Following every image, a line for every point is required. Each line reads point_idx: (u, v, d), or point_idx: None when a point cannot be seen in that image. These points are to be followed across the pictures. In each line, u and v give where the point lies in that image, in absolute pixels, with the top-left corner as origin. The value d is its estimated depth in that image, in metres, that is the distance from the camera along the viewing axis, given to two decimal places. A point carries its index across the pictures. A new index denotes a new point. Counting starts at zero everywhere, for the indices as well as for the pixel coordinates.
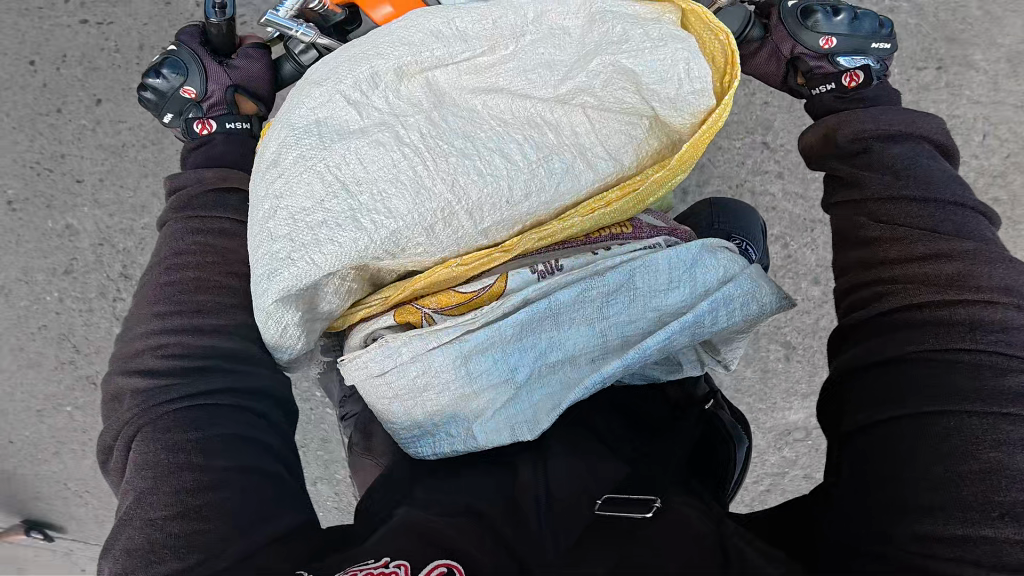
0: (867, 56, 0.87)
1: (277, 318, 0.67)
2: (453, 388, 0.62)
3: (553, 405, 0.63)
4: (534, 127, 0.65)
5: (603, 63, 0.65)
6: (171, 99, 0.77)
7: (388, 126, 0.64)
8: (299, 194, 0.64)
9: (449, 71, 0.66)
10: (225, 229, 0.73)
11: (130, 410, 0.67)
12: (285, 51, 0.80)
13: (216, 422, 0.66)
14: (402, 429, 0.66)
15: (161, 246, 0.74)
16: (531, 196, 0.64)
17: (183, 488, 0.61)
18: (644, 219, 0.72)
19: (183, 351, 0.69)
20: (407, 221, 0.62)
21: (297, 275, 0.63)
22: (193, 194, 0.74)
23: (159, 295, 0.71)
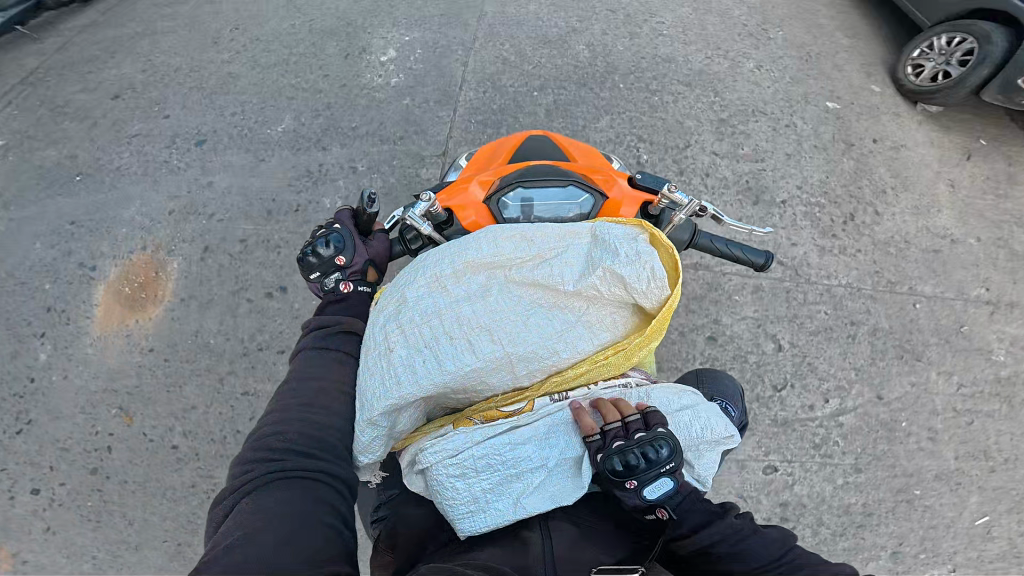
0: (664, 480, 0.95)
1: (372, 428, 1.00)
2: (507, 465, 0.96)
3: (572, 480, 0.97)
4: (559, 308, 1.02)
5: (602, 270, 1.01)
6: (325, 263, 1.12)
7: (468, 303, 1.01)
8: (406, 345, 0.99)
9: (508, 269, 1.04)
10: (344, 360, 1.08)
11: (250, 473, 0.94)
12: (401, 237, 1.19)
13: (313, 489, 0.93)
14: (462, 501, 0.95)
15: (299, 363, 1.08)
16: (555, 353, 1.01)
17: (282, 528, 0.86)
18: (632, 374, 1.15)
19: (297, 437, 0.98)
20: (476, 364, 0.98)
21: (401, 398, 0.97)
22: (333, 332, 1.09)
23: (294, 395, 1.04)
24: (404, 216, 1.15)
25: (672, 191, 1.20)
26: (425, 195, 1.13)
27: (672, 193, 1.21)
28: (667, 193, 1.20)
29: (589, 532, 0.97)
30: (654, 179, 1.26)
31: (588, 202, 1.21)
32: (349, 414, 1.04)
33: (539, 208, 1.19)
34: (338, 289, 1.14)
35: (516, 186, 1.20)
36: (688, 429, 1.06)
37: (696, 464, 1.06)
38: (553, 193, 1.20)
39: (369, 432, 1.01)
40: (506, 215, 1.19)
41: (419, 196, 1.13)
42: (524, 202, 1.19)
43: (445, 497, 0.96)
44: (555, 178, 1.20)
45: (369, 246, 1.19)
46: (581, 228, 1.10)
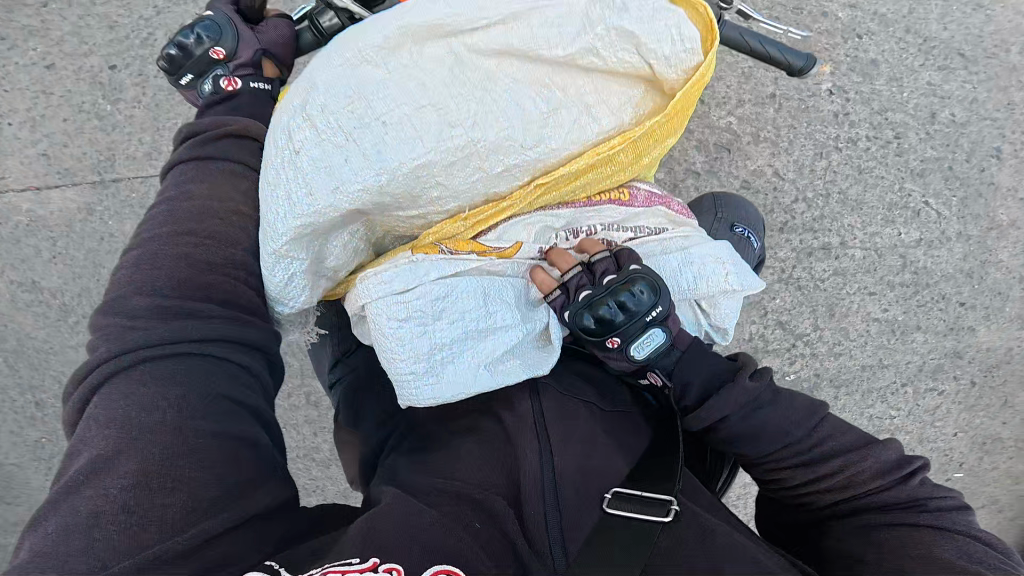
0: (652, 329, 0.69)
1: (287, 263, 0.69)
2: (473, 317, 0.68)
3: (550, 345, 0.73)
4: (545, 86, 0.69)
5: (607, 25, 0.67)
6: (194, 58, 0.78)
7: (411, 74, 0.67)
8: (320, 138, 0.66)
9: (467, 19, 0.67)
10: (236, 171, 0.71)
11: (103, 351, 0.62)
12: (309, 21, 0.83)
13: (207, 377, 0.63)
14: (407, 370, 0.67)
15: (168, 183, 0.71)
16: (541, 143, 0.68)
17: (157, 451, 0.58)
18: (640, 185, 0.82)
19: (174, 290, 0.65)
20: (425, 159, 0.65)
21: (315, 216, 0.65)
22: (212, 137, 0.72)
23: (158, 223, 0.68)
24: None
25: None
26: None
27: None
28: None
29: (600, 436, 0.72)
30: None
31: None
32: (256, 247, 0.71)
33: None
34: (219, 89, 0.76)
35: None
36: (693, 273, 0.74)
37: (713, 313, 0.77)
38: None
39: (282, 265, 0.69)
40: None
41: None
42: None
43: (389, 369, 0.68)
44: None
45: (260, 35, 0.83)
46: None
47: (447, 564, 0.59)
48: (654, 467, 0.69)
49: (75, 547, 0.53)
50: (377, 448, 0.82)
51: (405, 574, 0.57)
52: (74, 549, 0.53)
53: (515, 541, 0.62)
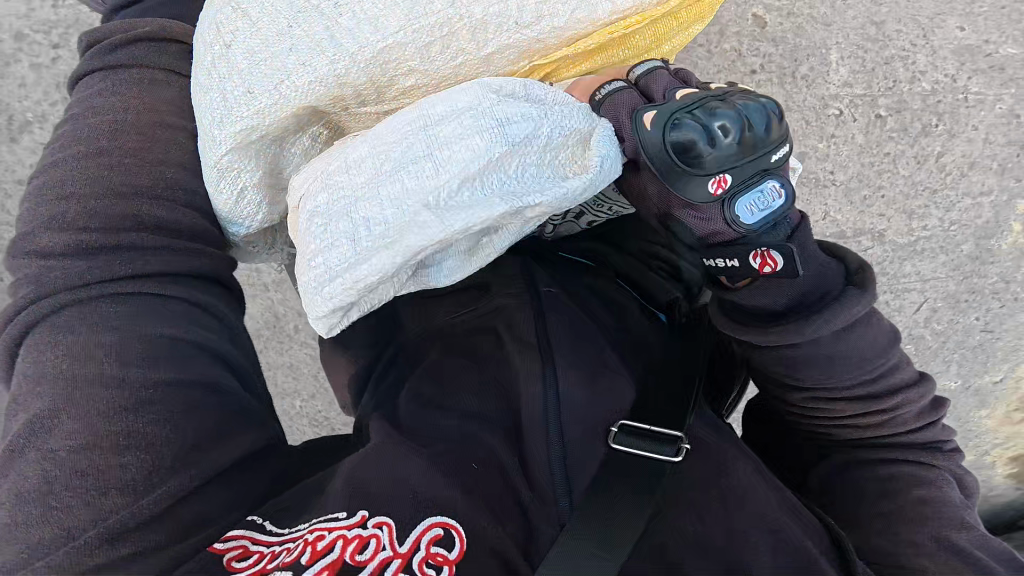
0: (765, 180, 0.49)
1: (231, 178, 0.53)
2: (411, 140, 0.44)
3: (550, 179, 0.45)
4: None
5: None
6: None
7: None
8: (260, 26, 0.51)
9: None
10: (159, 79, 0.55)
11: (24, 291, 0.48)
12: None
13: (150, 315, 0.48)
14: (318, 230, 0.44)
15: (74, 101, 0.54)
16: (543, 20, 0.54)
17: (92, 410, 0.44)
18: None
19: (87, 212, 0.48)
20: (395, 39, 0.51)
21: (256, 122, 0.50)
22: (119, 41, 0.55)
23: (65, 140, 0.51)
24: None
25: None
26: None
27: None
28: None
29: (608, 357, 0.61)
30: None
31: None
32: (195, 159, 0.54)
33: None
34: None
35: None
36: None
37: None
38: None
39: (223, 181, 0.53)
40: None
41: None
42: None
43: (299, 240, 0.46)
44: None
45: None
46: None
47: (442, 516, 0.48)
48: (667, 391, 0.58)
49: (14, 533, 0.41)
50: (362, 379, 0.71)
51: (398, 529, 0.46)
52: (13, 534, 0.41)
53: (519, 499, 0.51)
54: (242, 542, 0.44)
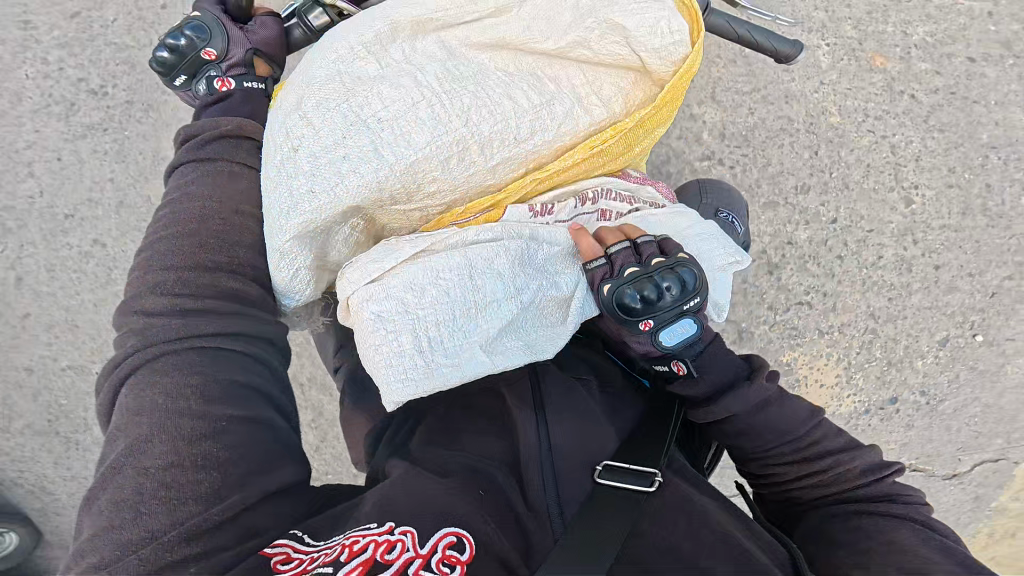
0: (681, 320, 0.69)
1: (289, 259, 0.69)
2: (467, 294, 0.65)
3: (547, 329, 0.71)
4: (538, 80, 0.72)
5: (597, 19, 0.71)
6: (186, 59, 0.75)
7: (407, 72, 0.70)
8: (320, 134, 0.68)
9: (459, 29, 0.73)
10: (236, 172, 0.71)
11: (132, 347, 0.65)
12: (297, 16, 0.80)
13: (225, 367, 0.65)
14: (391, 335, 0.63)
15: (172, 189, 0.72)
16: (535, 134, 0.70)
17: (182, 436, 0.61)
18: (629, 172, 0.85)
19: (183, 285, 0.66)
20: (423, 151, 0.66)
21: (315, 213, 0.67)
22: (207, 139, 0.72)
23: (164, 223, 0.69)
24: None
25: None
26: None
27: None
28: None
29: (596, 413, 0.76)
30: None
31: None
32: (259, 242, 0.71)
33: None
34: (214, 91, 0.76)
35: None
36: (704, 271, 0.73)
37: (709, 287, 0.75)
38: None
39: (284, 263, 0.70)
40: None
41: None
42: None
43: (360, 330, 0.64)
44: None
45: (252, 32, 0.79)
46: None
47: (455, 527, 0.60)
48: (644, 438, 0.74)
49: (115, 531, 0.56)
50: (377, 432, 0.85)
51: (419, 535, 0.59)
52: (114, 529, 0.57)
53: (515, 509, 0.65)
54: (285, 549, 0.59)
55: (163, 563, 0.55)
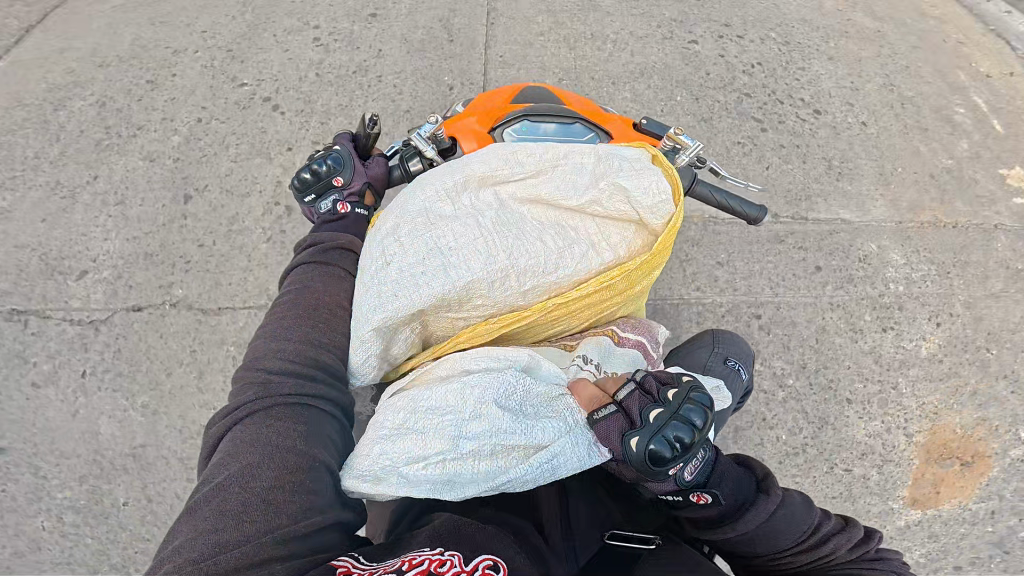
0: (694, 455, 0.81)
1: (365, 346, 0.98)
2: (424, 424, 0.85)
3: (486, 477, 0.83)
4: (563, 228, 1.00)
5: (608, 184, 0.99)
6: (322, 182, 1.13)
7: (472, 215, 0.97)
8: (406, 255, 0.95)
9: (510, 186, 1.01)
10: (342, 275, 1.07)
11: (252, 397, 0.92)
12: (401, 163, 1.20)
13: (319, 421, 0.93)
14: (373, 442, 0.88)
15: (297, 277, 1.06)
16: (558, 270, 0.98)
17: (287, 465, 0.84)
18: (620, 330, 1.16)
19: (298, 355, 0.96)
20: (478, 275, 0.93)
21: (396, 311, 0.94)
22: (327, 246, 1.09)
23: (289, 306, 1.02)
24: (410, 139, 1.18)
25: (676, 133, 1.24)
26: (433, 117, 1.16)
27: (677, 136, 1.25)
28: (671, 134, 1.25)
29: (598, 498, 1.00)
30: (660, 130, 1.32)
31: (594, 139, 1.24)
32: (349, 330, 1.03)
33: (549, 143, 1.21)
34: (334, 208, 1.15)
35: (519, 121, 1.22)
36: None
37: None
38: (538, 130, 1.22)
39: (362, 348, 0.98)
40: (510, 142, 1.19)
41: (427, 118, 1.16)
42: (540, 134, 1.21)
43: (367, 434, 0.91)
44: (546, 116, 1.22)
45: (369, 169, 1.19)
46: (582, 150, 1.05)
47: (489, 556, 0.80)
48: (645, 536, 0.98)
49: (219, 533, 0.76)
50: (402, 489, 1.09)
51: (462, 558, 0.79)
52: (219, 531, 0.76)
53: (540, 551, 0.87)
54: (346, 565, 0.78)
55: (253, 559, 0.74)
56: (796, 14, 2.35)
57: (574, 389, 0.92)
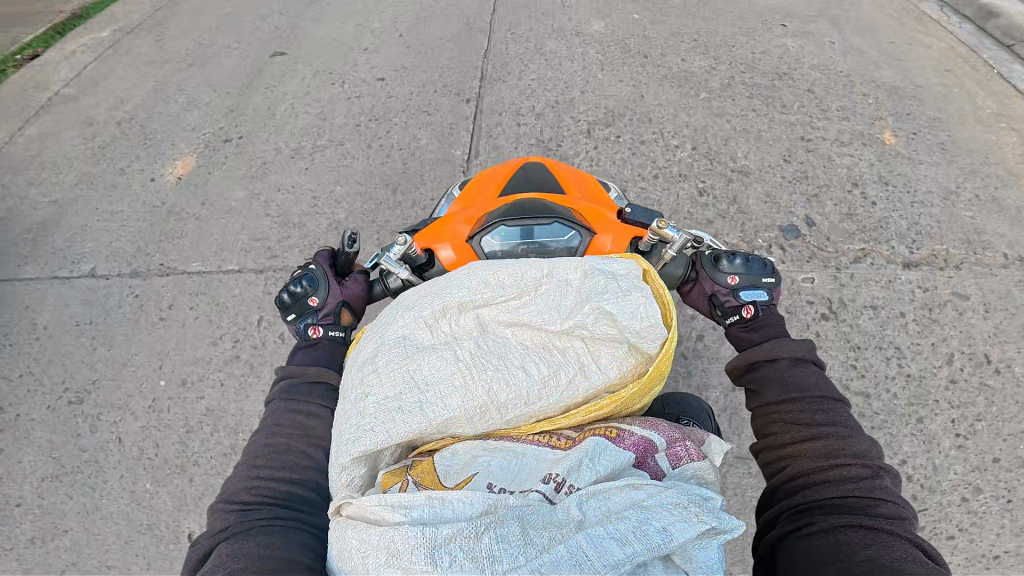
0: (751, 287, 1.27)
1: (347, 473, 0.93)
2: (356, 560, 0.77)
3: None
4: (548, 350, 0.97)
5: (592, 308, 0.96)
6: (299, 302, 1.24)
7: (449, 346, 0.95)
8: (383, 387, 0.93)
9: (491, 310, 0.99)
10: (312, 411, 1.07)
11: (230, 520, 0.91)
12: (380, 280, 1.29)
13: (296, 532, 0.90)
14: (331, 564, 0.84)
15: (267, 418, 1.08)
16: (542, 398, 0.95)
17: (266, 566, 0.83)
18: (624, 426, 1.01)
19: (270, 491, 0.96)
20: (456, 409, 0.91)
21: (374, 446, 0.90)
22: (299, 379, 1.12)
23: (262, 443, 1.03)
24: (382, 261, 1.22)
25: (659, 227, 1.18)
26: (402, 238, 1.20)
27: (661, 229, 1.19)
28: (654, 229, 1.18)
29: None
30: (647, 216, 1.27)
31: (576, 236, 1.22)
32: (322, 464, 1.02)
33: (528, 245, 1.21)
34: (308, 332, 1.23)
35: (499, 225, 1.21)
36: (658, 528, 0.76)
37: (688, 564, 0.78)
38: (521, 232, 1.21)
39: (342, 477, 0.93)
40: (487, 252, 1.21)
41: (396, 239, 1.20)
42: (514, 242, 1.21)
43: (327, 554, 0.85)
44: (529, 218, 1.21)
45: (345, 288, 1.28)
46: (567, 264, 1.02)
47: None
48: None
49: None
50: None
51: None
52: None
53: None
54: None
55: None
56: (742, 181, 2.24)
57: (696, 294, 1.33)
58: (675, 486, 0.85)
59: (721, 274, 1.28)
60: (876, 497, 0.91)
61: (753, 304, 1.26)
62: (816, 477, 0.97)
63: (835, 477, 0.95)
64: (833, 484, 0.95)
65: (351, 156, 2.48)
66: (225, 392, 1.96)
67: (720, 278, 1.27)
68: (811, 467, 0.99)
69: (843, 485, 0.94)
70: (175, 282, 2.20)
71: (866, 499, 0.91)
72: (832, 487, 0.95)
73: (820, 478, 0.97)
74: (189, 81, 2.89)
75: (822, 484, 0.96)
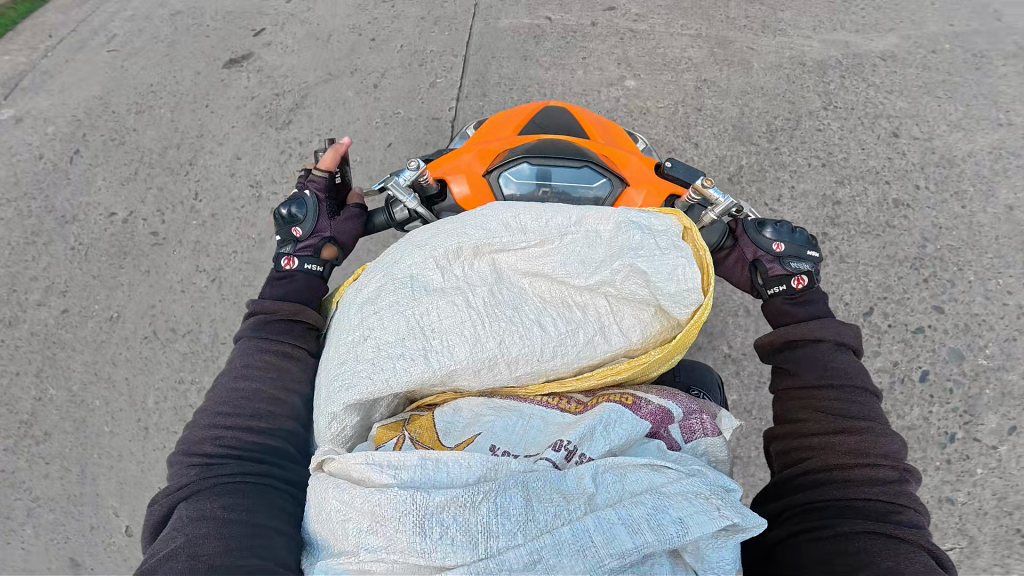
0: (798, 255, 1.17)
1: (339, 420, 0.85)
2: (341, 517, 0.71)
3: None
4: (567, 305, 0.88)
5: (623, 263, 0.86)
6: (286, 229, 1.14)
7: (461, 291, 0.86)
8: (384, 330, 0.84)
9: (510, 256, 0.90)
10: (286, 351, 0.99)
11: (192, 476, 0.85)
12: (385, 208, 1.18)
13: (265, 490, 0.85)
14: (312, 515, 0.77)
15: (235, 358, 0.98)
16: (557, 357, 0.86)
17: (230, 534, 0.78)
18: (642, 395, 0.93)
19: (239, 443, 0.89)
20: (463, 362, 0.83)
21: (369, 393, 0.82)
22: (269, 316, 1.03)
23: (229, 386, 0.95)
24: (389, 185, 1.12)
25: (705, 186, 1.09)
26: (414, 161, 1.09)
27: (706, 188, 1.10)
28: (698, 187, 1.09)
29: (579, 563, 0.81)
30: (688, 173, 1.16)
31: (606, 185, 1.11)
32: (296, 412, 0.95)
33: (551, 188, 1.10)
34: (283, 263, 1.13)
35: (522, 162, 1.10)
36: (674, 518, 0.69)
37: (697, 555, 0.72)
38: (546, 174, 1.10)
39: (331, 423, 0.86)
40: (503, 191, 1.10)
41: (407, 163, 1.09)
42: (537, 184, 1.10)
43: (308, 503, 0.79)
44: (557, 160, 1.10)
45: (336, 223, 1.17)
46: (600, 212, 0.92)
47: None
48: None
49: None
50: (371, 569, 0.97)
51: None
52: None
53: None
54: None
55: None
56: (761, 99, 2.06)
57: (736, 260, 1.22)
58: (694, 473, 0.77)
59: (766, 239, 1.17)
60: (900, 504, 0.85)
61: (804, 274, 1.15)
62: (839, 473, 0.90)
63: (861, 476, 0.88)
64: (857, 483, 0.88)
65: (322, 85, 2.25)
66: (211, 337, 1.90)
67: (765, 245, 1.17)
68: (836, 462, 0.91)
69: (868, 485, 0.87)
70: (168, 196, 2.11)
71: (891, 505, 0.85)
72: (857, 486, 0.88)
73: (844, 474, 0.90)
74: (102, 23, 2.50)
75: (845, 481, 0.89)
